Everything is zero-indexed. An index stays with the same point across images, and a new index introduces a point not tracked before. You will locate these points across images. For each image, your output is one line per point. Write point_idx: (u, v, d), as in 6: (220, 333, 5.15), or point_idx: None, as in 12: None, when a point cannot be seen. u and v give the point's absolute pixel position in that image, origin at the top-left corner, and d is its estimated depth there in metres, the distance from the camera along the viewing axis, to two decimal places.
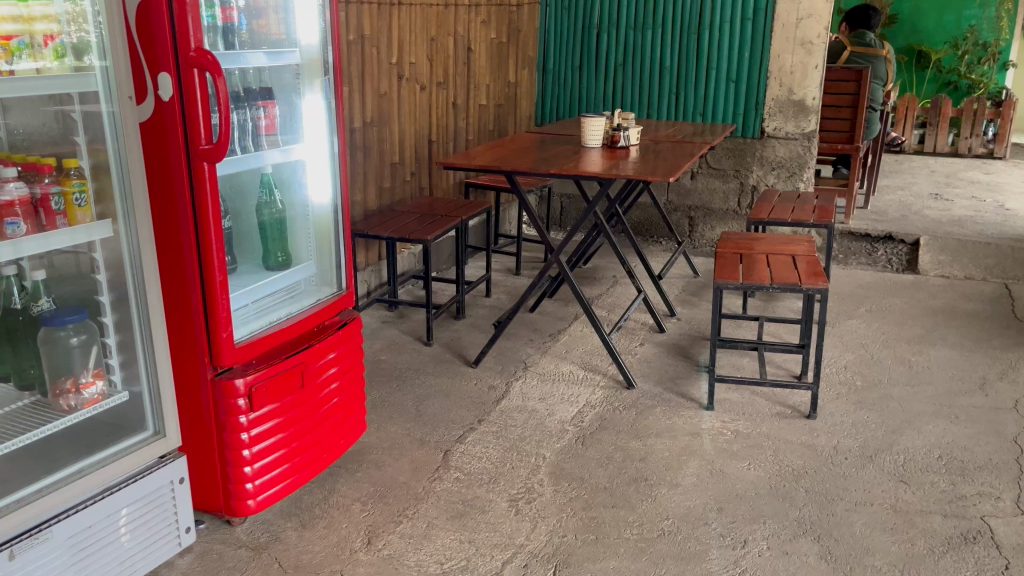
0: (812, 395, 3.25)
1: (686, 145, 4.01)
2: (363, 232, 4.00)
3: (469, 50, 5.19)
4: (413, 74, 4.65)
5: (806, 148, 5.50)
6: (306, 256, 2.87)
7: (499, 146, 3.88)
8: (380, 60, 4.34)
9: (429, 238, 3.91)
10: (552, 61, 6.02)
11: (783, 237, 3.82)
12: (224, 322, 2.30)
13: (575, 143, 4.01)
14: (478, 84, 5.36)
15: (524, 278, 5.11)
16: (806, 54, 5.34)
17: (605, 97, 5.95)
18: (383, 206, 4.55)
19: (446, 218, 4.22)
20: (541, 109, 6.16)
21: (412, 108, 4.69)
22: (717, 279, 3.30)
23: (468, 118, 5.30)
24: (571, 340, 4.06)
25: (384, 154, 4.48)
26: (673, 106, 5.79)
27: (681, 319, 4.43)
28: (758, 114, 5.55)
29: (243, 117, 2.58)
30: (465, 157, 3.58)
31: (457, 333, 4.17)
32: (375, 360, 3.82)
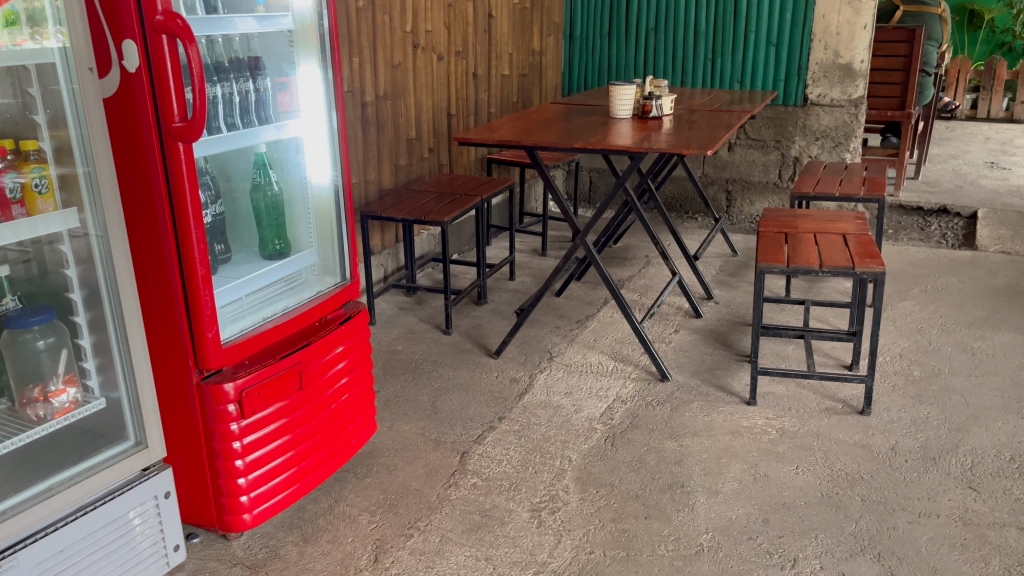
0: (866, 389, 2.94)
1: (724, 114, 3.68)
2: (376, 214, 3.75)
3: (490, 16, 4.88)
4: (430, 43, 4.37)
5: (853, 116, 5.12)
6: (306, 243, 2.63)
7: (518, 117, 3.59)
8: (394, 27, 4.05)
9: (447, 220, 3.64)
10: (579, 26, 5.68)
11: (833, 213, 3.46)
12: (209, 320, 2.06)
13: (602, 114, 3.70)
14: (500, 53, 5.06)
15: (550, 259, 4.84)
16: (854, 13, 4.94)
17: (636, 64, 5.60)
18: (399, 184, 4.30)
19: (466, 197, 3.95)
20: (569, 78, 5.83)
21: (429, 80, 4.41)
22: (760, 263, 2.99)
23: (490, 90, 5.01)
24: (599, 328, 3.79)
25: (399, 130, 4.22)
26: (709, 73, 5.44)
27: (718, 302, 4.13)
28: (801, 80, 5.18)
29: (227, 91, 2.33)
30: (482, 131, 3.30)
31: (478, 320, 3.92)
32: (391, 351, 3.59)
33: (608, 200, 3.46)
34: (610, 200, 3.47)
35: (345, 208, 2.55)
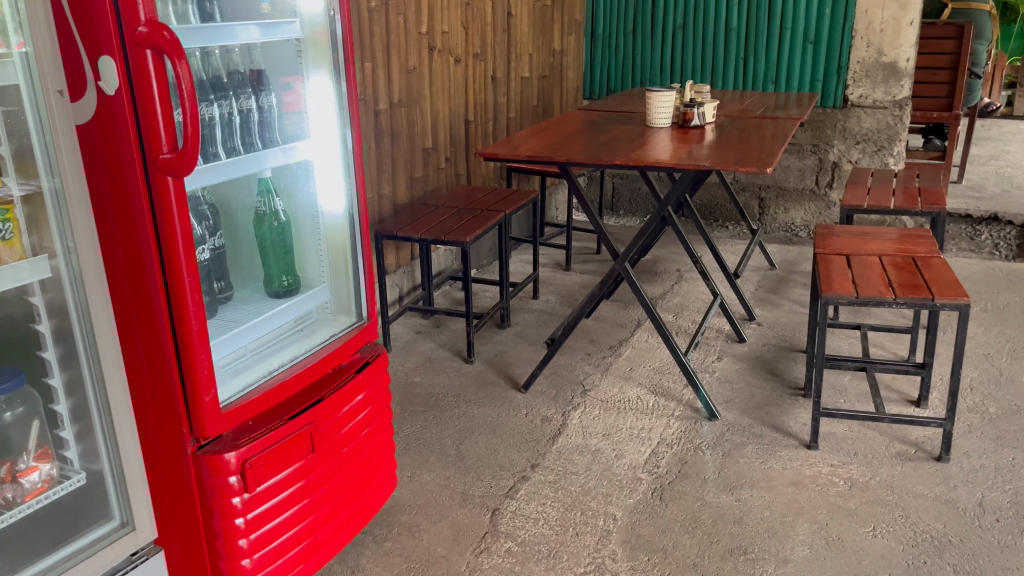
0: (944, 434, 2.63)
1: (772, 121, 3.36)
2: (391, 234, 3.45)
3: (510, 14, 4.57)
4: (447, 45, 4.06)
5: (897, 118, 4.80)
6: (318, 278, 2.33)
7: (547, 129, 3.28)
8: (409, 28, 3.74)
9: (469, 240, 3.33)
10: (602, 24, 5.36)
11: (893, 235, 3.15)
12: (206, 382, 1.76)
13: (637, 123, 3.38)
14: (520, 54, 4.74)
15: (575, 275, 4.53)
16: (899, 8, 4.61)
17: (663, 64, 5.28)
18: (415, 197, 3.99)
19: (488, 213, 3.64)
20: (590, 79, 5.51)
21: (446, 85, 4.11)
22: (825, 292, 2.64)
23: (509, 93, 4.70)
24: (635, 355, 3.49)
25: (415, 139, 3.91)
26: (741, 73, 5.11)
27: (761, 324, 3.82)
28: (841, 80, 4.86)
29: (226, 110, 2.02)
30: (508, 144, 2.99)
31: (502, 346, 3.61)
32: (408, 384, 3.29)
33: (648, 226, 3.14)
34: (651, 226, 3.14)
35: (361, 241, 2.25)
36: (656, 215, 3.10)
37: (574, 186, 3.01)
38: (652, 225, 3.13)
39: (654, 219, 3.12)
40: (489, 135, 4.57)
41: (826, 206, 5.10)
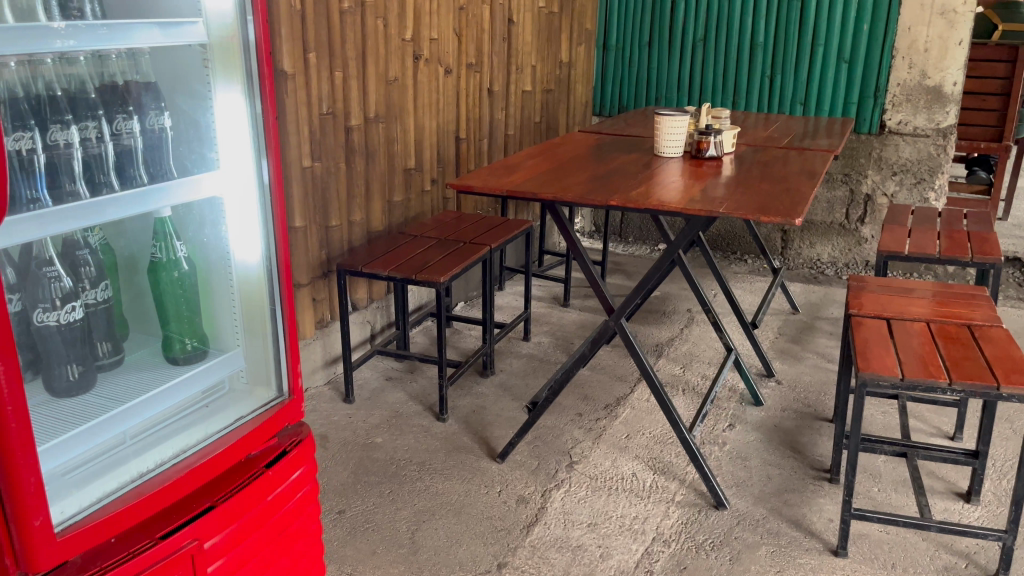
0: (1004, 549, 2.14)
1: (801, 154, 2.88)
2: (356, 270, 2.98)
3: (511, 21, 4.12)
4: (436, 53, 3.61)
5: (940, 148, 4.30)
6: (231, 340, 1.88)
7: (539, 154, 2.81)
8: (389, 33, 3.30)
9: (443, 280, 2.86)
10: (615, 35, 4.90)
11: (944, 295, 2.65)
12: (33, 504, 1.32)
13: (644, 151, 2.92)
14: (522, 65, 4.29)
15: (574, 312, 4.06)
16: (947, 26, 4.11)
17: (681, 80, 4.80)
18: (393, 224, 3.55)
19: (471, 246, 3.17)
20: (601, 93, 5.05)
21: (433, 98, 3.66)
22: (863, 370, 2.13)
23: (508, 108, 4.26)
24: (633, 418, 3.01)
25: (395, 159, 3.47)
26: (767, 93, 4.63)
27: (781, 382, 3.33)
28: (879, 104, 4.36)
29: (92, 134, 1.56)
30: (487, 174, 2.52)
31: (482, 400, 3.15)
32: (368, 445, 2.84)
33: (653, 271, 2.57)
34: (657, 270, 2.57)
35: (280, 293, 1.80)
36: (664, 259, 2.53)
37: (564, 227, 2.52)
38: (659, 269, 2.56)
39: (662, 263, 2.55)
40: (483, 154, 4.12)
41: (857, 242, 4.60)
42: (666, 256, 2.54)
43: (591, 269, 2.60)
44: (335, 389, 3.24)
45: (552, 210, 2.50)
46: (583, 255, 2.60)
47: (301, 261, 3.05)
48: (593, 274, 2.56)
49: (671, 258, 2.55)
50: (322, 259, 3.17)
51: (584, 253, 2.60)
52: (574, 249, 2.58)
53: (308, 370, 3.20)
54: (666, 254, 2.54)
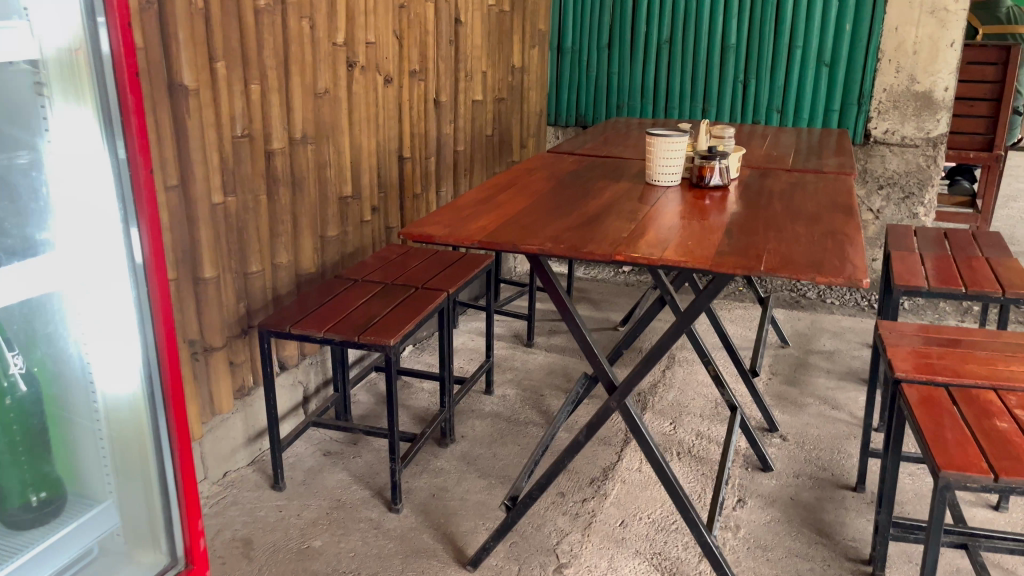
0: None
1: (819, 180, 2.43)
2: (282, 331, 2.39)
3: (458, 21, 3.59)
4: (374, 60, 3.06)
5: (930, 159, 3.94)
6: (92, 481, 1.49)
7: (505, 185, 2.29)
8: (317, 37, 2.73)
9: (394, 343, 2.29)
10: (570, 37, 4.41)
11: (997, 350, 2.22)
12: None
13: (634, 179, 2.42)
14: (472, 71, 3.77)
15: (540, 353, 3.55)
16: (938, 25, 3.75)
17: (645, 86, 4.34)
18: (328, 264, 2.98)
19: (424, 292, 2.63)
20: (556, 102, 4.56)
21: (371, 112, 3.11)
22: (945, 468, 1.66)
23: (457, 120, 3.72)
24: (626, 495, 2.53)
25: (328, 186, 2.91)
26: (740, 101, 4.19)
27: (788, 438, 2.89)
28: (864, 111, 3.97)
29: None
30: (448, 217, 1.99)
31: (443, 478, 2.61)
32: (303, 552, 2.27)
33: (663, 346, 1.92)
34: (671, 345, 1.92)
35: (163, 414, 1.44)
36: (673, 331, 1.88)
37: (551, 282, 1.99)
38: (669, 346, 1.90)
39: (672, 337, 1.89)
40: (430, 175, 3.58)
41: None
42: (678, 327, 1.89)
43: (587, 335, 2.04)
44: (262, 471, 2.66)
45: (538, 261, 1.98)
46: (578, 319, 2.04)
47: (215, 320, 2.46)
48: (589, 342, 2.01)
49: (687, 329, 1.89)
50: (241, 314, 2.59)
51: (579, 316, 2.04)
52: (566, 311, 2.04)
53: (227, 451, 2.62)
54: (679, 326, 1.89)
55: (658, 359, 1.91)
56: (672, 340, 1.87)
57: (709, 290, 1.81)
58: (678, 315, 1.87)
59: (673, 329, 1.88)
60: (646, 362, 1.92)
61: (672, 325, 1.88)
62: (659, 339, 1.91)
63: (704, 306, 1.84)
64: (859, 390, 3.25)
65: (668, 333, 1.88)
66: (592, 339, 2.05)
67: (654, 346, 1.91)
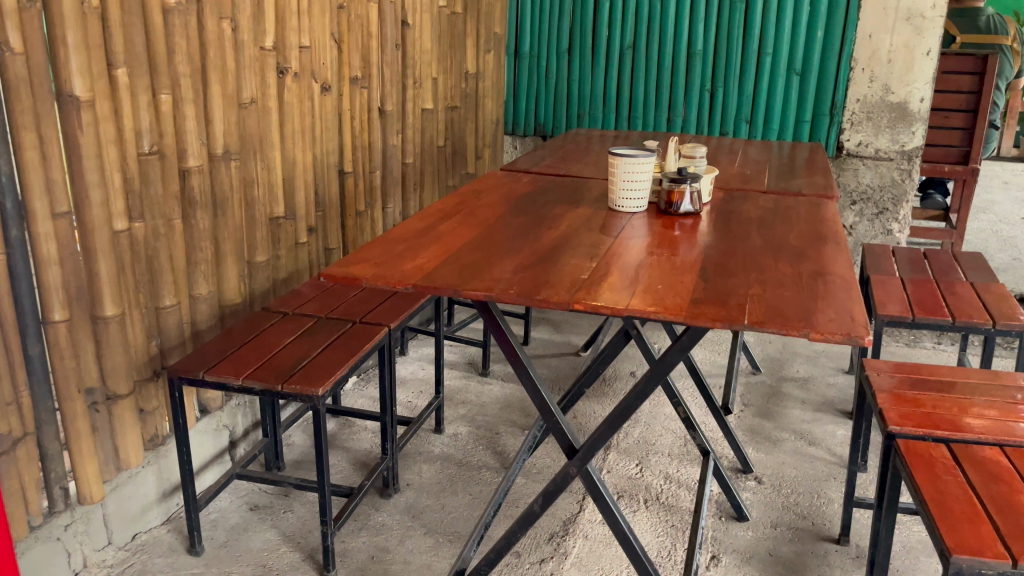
0: None
1: (799, 205, 2.19)
2: (195, 378, 2.09)
3: (405, 24, 3.31)
4: (309, 65, 2.76)
5: (905, 173, 3.75)
6: None
7: (450, 212, 2.01)
8: (240, 40, 2.43)
9: (322, 392, 2.02)
10: (528, 41, 4.16)
11: (998, 396, 2.00)
12: None
13: (596, 203, 2.16)
14: (422, 77, 3.49)
15: (496, 382, 3.28)
16: (914, 33, 3.55)
17: (607, 93, 4.10)
18: (257, 293, 2.68)
19: (363, 327, 2.35)
20: (514, 109, 4.31)
21: (307, 123, 2.81)
22: (956, 551, 1.42)
23: (405, 130, 3.44)
24: (590, 554, 2.27)
25: (256, 206, 2.60)
26: (707, 110, 3.97)
27: (763, 480, 2.66)
28: (836, 122, 3.79)
29: None
30: (379, 254, 1.70)
31: (385, 536, 2.33)
32: None
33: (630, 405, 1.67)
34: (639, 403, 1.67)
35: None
36: (641, 389, 1.63)
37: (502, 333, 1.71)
38: (637, 405, 1.65)
39: (640, 395, 1.64)
40: (375, 190, 3.29)
41: None
42: (647, 384, 1.64)
43: (545, 393, 1.77)
44: (178, 532, 2.36)
45: (486, 307, 1.72)
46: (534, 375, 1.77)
47: (119, 363, 2.15)
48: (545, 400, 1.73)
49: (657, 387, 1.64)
50: (151, 354, 2.28)
51: (533, 370, 1.77)
52: (518, 364, 1.76)
53: (136, 511, 2.31)
54: (648, 382, 1.64)
55: (623, 420, 1.65)
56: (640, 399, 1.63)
57: (683, 342, 1.56)
58: (647, 370, 1.62)
59: (641, 386, 1.63)
60: (610, 422, 1.67)
61: (640, 383, 1.63)
62: (625, 397, 1.65)
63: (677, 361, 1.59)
64: (836, 423, 3.03)
65: (636, 391, 1.63)
66: (550, 397, 1.79)
67: (620, 406, 1.65)
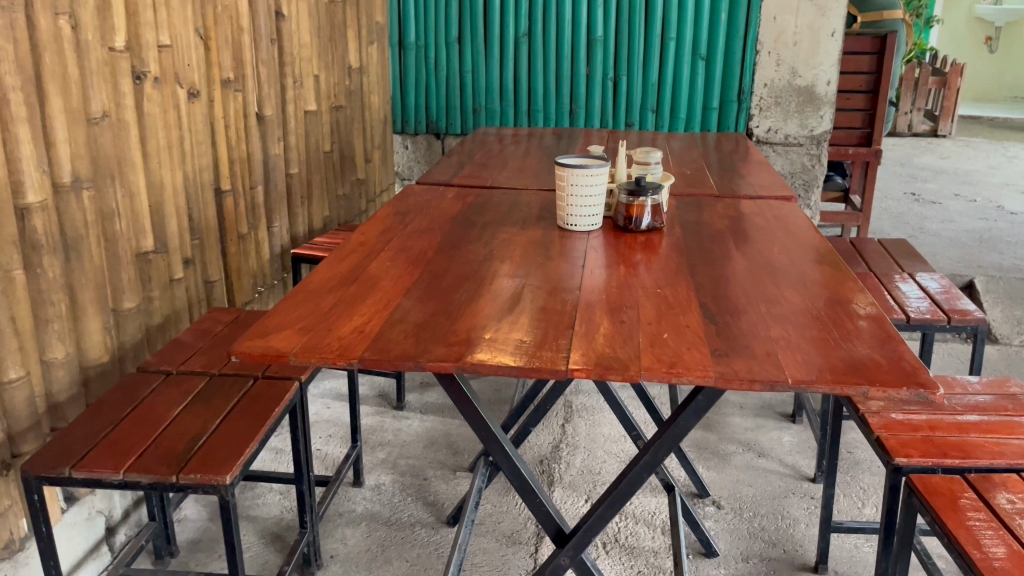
0: None
1: (761, 211, 1.97)
2: (61, 478, 1.63)
3: (280, 15, 2.88)
4: (171, 68, 2.30)
5: (815, 158, 3.67)
6: None
7: (377, 249, 1.66)
8: (82, 40, 1.95)
9: (229, 480, 1.61)
10: (413, 30, 3.78)
11: (986, 403, 1.85)
12: None
13: (541, 223, 1.86)
14: (303, 76, 3.08)
15: (414, 414, 2.93)
16: (818, 14, 3.44)
17: (504, 85, 3.79)
18: (130, 347, 2.21)
19: (271, 383, 1.94)
20: (402, 106, 3.93)
21: (174, 136, 2.36)
22: None
23: (289, 136, 3.02)
24: None
25: (119, 242, 2.14)
26: (611, 99, 3.75)
27: (722, 503, 2.46)
28: (744, 108, 3.65)
29: None
30: (304, 317, 1.33)
31: None
32: None
33: (635, 478, 1.44)
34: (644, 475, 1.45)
35: None
36: (647, 462, 1.40)
37: (476, 412, 1.43)
38: (644, 479, 1.43)
39: (647, 467, 1.42)
40: (259, 208, 2.85)
41: None
42: (653, 454, 1.42)
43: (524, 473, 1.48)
44: None
45: (449, 380, 1.42)
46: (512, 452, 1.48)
47: None
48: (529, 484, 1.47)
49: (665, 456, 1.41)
50: None
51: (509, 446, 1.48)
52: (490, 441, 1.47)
53: None
54: (654, 454, 1.41)
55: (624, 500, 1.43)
56: (650, 474, 1.40)
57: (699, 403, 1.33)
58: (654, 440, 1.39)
59: (648, 458, 1.40)
60: (612, 499, 1.45)
61: (647, 455, 1.40)
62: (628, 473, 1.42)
63: (691, 427, 1.37)
64: (780, 429, 2.87)
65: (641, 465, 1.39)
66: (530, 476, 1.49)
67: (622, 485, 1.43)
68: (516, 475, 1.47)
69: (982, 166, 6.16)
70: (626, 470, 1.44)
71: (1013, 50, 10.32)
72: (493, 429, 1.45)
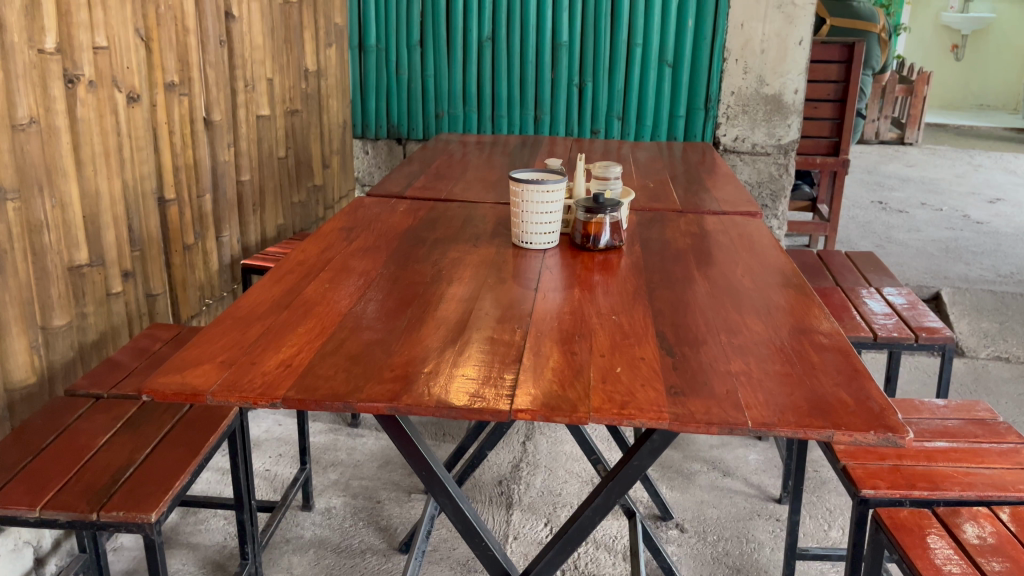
0: None
1: (725, 228, 1.90)
2: None
3: (230, 15, 2.76)
4: (108, 71, 2.17)
5: (782, 167, 3.62)
6: None
7: (315, 271, 1.55)
8: (6, 41, 1.82)
9: (153, 517, 1.49)
10: (374, 32, 3.68)
11: (955, 429, 1.78)
12: None
13: (495, 241, 1.77)
14: (255, 79, 2.96)
15: (370, 431, 2.82)
16: (785, 21, 3.38)
17: (468, 90, 3.69)
18: (60, 369, 2.08)
19: (208, 407, 1.82)
20: (363, 110, 3.82)
21: (112, 143, 2.22)
22: None
23: (240, 141, 2.90)
24: None
25: (47, 258, 2.00)
26: (577, 105, 3.67)
27: (686, 527, 2.38)
28: (711, 116, 3.60)
29: None
30: (228, 349, 1.23)
31: None
32: None
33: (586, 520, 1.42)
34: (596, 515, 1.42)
35: None
36: (599, 505, 1.38)
37: (421, 454, 1.37)
38: (594, 521, 1.41)
39: (599, 509, 1.39)
40: (206, 218, 2.73)
41: None
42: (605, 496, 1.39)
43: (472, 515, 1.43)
44: None
45: (391, 417, 1.35)
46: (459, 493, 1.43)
47: None
48: (477, 527, 1.43)
49: (618, 496, 1.38)
50: None
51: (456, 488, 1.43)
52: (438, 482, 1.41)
53: None
54: (605, 496, 1.39)
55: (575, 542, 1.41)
56: (602, 516, 1.38)
57: (654, 444, 1.30)
58: (605, 481, 1.37)
59: (602, 500, 1.38)
60: (563, 542, 1.43)
61: (600, 497, 1.37)
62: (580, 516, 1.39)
63: (645, 467, 1.33)
64: (746, 446, 2.80)
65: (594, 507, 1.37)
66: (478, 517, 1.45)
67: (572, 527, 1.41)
68: (463, 517, 1.41)
69: (949, 175, 6.18)
70: (578, 512, 1.42)
71: (978, 58, 10.44)
72: (440, 472, 1.39)
